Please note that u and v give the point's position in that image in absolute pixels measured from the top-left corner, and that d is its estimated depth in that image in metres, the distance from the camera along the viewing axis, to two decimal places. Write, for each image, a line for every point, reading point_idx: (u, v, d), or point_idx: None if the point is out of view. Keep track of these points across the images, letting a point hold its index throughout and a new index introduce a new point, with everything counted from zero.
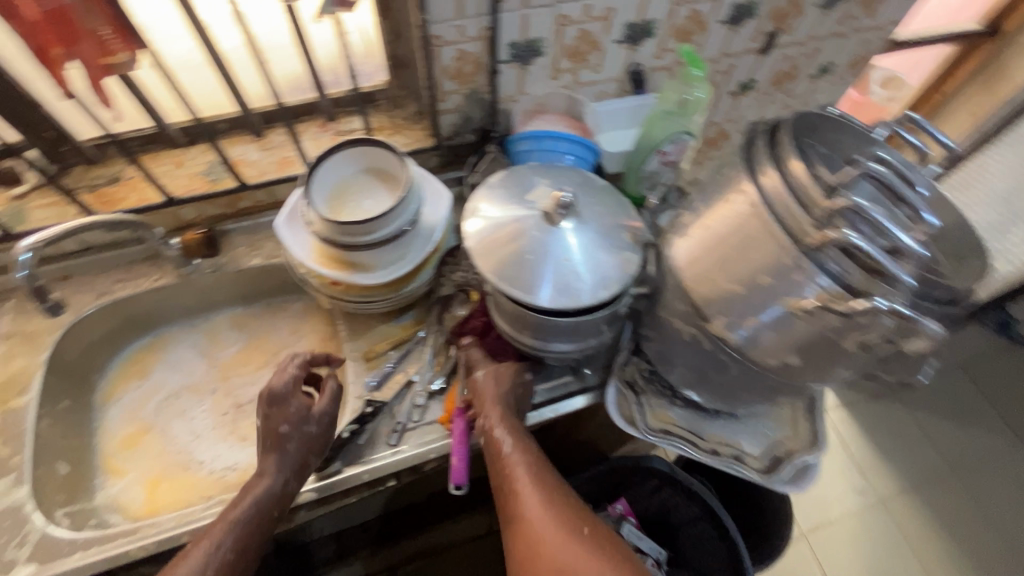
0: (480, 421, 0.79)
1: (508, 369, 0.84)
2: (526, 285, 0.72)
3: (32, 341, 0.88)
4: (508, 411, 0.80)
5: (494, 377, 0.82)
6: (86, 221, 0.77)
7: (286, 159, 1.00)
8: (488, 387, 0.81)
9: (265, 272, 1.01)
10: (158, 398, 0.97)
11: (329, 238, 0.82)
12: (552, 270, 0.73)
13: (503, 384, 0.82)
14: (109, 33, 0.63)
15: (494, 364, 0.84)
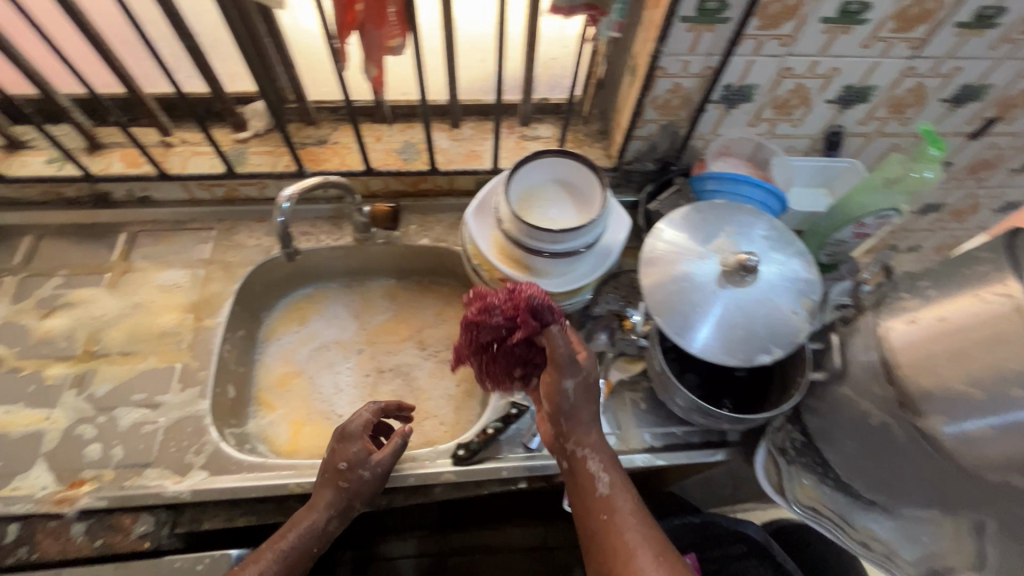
0: (570, 447, 0.73)
1: (592, 374, 0.73)
2: (688, 332, 0.77)
3: (229, 271, 0.97)
4: (597, 437, 0.74)
5: (584, 390, 0.72)
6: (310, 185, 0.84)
7: (473, 152, 1.04)
8: (583, 411, 0.73)
9: (429, 252, 1.06)
10: (311, 346, 1.03)
11: (516, 237, 0.84)
12: (717, 326, 0.77)
13: (592, 401, 0.74)
14: (392, 20, 0.68)
15: (575, 361, 0.71)
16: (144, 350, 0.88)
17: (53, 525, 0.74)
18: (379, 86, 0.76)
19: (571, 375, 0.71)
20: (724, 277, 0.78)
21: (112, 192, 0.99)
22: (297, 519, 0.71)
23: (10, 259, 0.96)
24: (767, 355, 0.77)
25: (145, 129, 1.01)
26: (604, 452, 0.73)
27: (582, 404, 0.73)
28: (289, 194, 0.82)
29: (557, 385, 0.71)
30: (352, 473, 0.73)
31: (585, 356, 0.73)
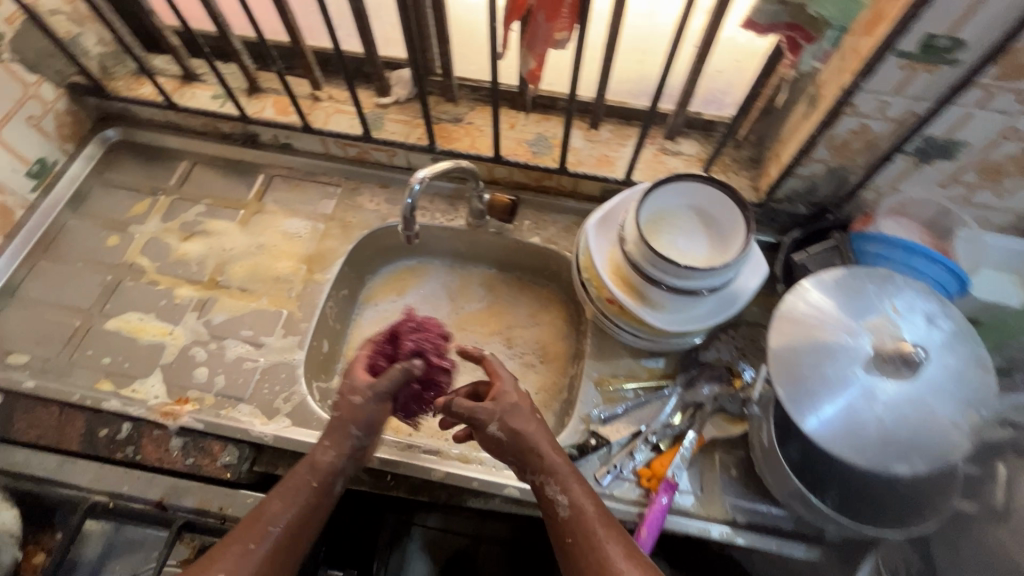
0: (532, 477, 0.70)
1: (511, 403, 0.72)
2: (813, 414, 0.67)
3: (346, 230, 1.00)
4: (538, 451, 0.70)
5: (511, 422, 0.71)
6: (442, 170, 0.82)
7: (605, 158, 0.98)
8: (528, 440, 0.70)
9: (536, 251, 1.02)
10: (404, 319, 1.04)
11: (634, 262, 0.78)
12: (850, 416, 0.66)
13: (528, 423, 0.72)
14: (565, 13, 0.63)
15: (487, 404, 0.71)
16: (259, 290, 0.94)
17: (156, 433, 0.80)
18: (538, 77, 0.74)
19: (490, 419, 0.70)
20: (873, 362, 0.67)
21: (260, 135, 1.05)
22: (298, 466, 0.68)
23: (167, 181, 1.05)
24: (904, 465, 0.65)
25: (299, 80, 1.05)
26: (563, 468, 0.70)
27: (522, 433, 0.71)
28: (422, 176, 0.81)
29: (485, 433, 0.71)
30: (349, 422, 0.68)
31: (498, 392, 0.72)
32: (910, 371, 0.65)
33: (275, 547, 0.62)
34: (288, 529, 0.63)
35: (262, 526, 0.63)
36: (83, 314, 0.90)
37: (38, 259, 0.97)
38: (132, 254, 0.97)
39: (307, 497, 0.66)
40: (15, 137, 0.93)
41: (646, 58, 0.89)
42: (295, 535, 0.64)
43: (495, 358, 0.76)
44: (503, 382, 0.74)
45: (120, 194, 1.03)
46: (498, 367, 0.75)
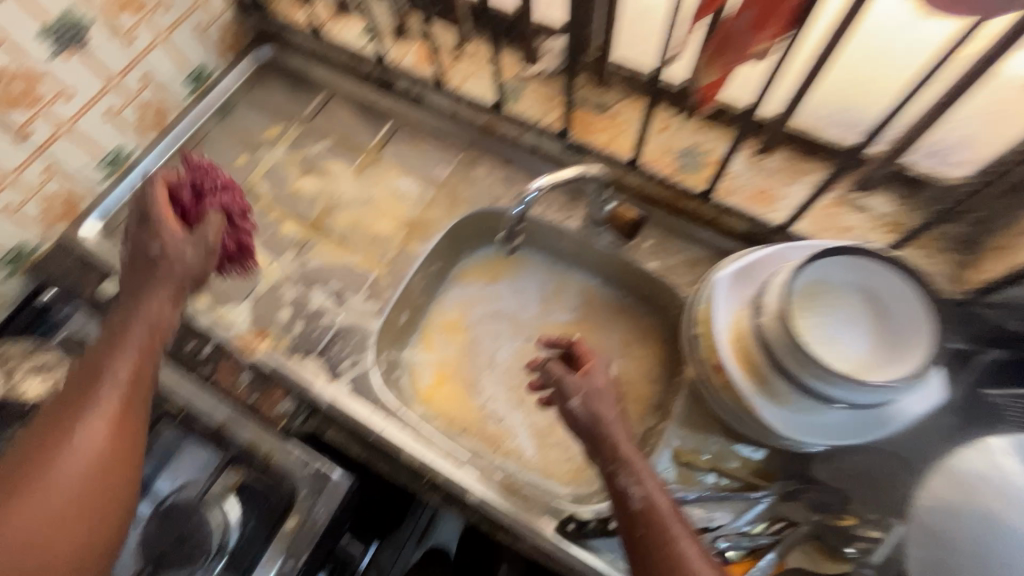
0: (606, 465, 0.67)
1: (599, 387, 0.72)
2: None
3: (454, 203, 0.95)
4: (616, 432, 0.68)
5: (593, 403, 0.70)
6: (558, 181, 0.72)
7: (764, 193, 0.81)
8: (606, 424, 0.68)
9: (649, 278, 0.89)
10: (488, 308, 0.98)
11: (766, 338, 0.64)
12: None
13: (610, 411, 0.70)
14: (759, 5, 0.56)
15: (577, 378, 0.72)
16: (357, 245, 0.92)
17: (231, 361, 0.84)
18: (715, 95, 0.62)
19: (575, 393, 0.71)
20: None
21: (396, 81, 1.00)
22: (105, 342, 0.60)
23: (303, 110, 1.06)
24: None
25: (447, 30, 0.98)
26: (638, 461, 0.65)
27: (602, 418, 0.69)
28: (539, 185, 0.72)
29: (566, 407, 0.71)
30: (167, 257, 0.64)
31: (590, 368, 0.73)
32: None
33: (116, 416, 0.56)
34: (104, 434, 0.55)
35: (96, 399, 0.56)
36: None
37: (178, 162, 1.02)
38: (256, 177, 1.00)
39: (146, 356, 0.60)
40: (182, 42, 0.97)
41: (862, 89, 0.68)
42: (132, 399, 0.57)
43: (586, 344, 0.78)
44: (596, 362, 0.74)
45: (260, 114, 1.06)
46: (590, 349, 0.76)
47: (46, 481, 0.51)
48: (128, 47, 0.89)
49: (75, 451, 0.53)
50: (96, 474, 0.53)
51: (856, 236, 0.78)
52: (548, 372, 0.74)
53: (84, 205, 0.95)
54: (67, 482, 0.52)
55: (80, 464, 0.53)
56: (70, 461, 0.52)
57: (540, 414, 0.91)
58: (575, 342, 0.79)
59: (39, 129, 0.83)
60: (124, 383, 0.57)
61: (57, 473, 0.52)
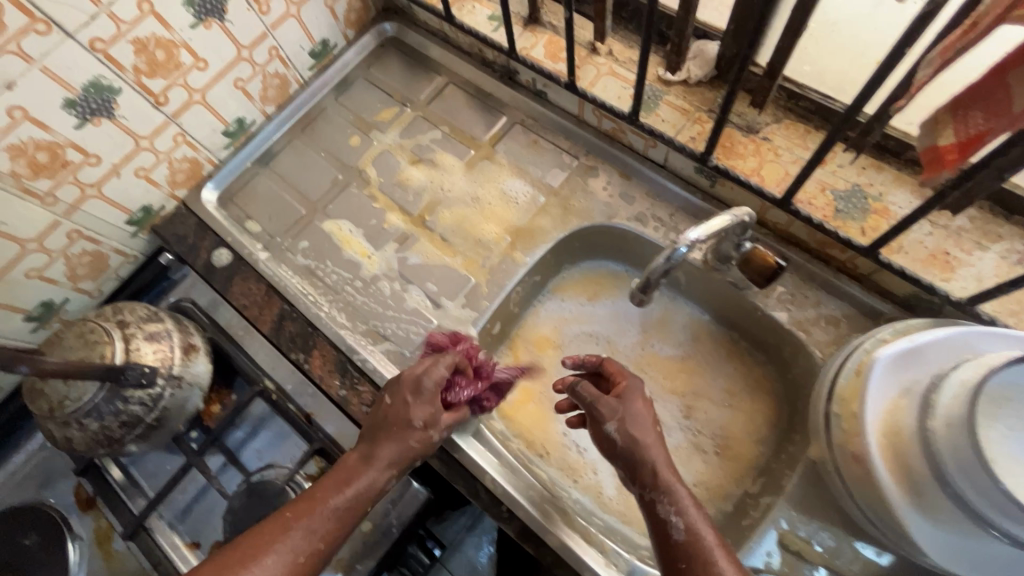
0: (643, 493, 0.63)
1: (636, 409, 0.67)
2: None
3: (566, 214, 0.88)
4: (652, 459, 0.64)
5: (630, 427, 0.66)
6: (715, 230, 0.62)
7: (942, 256, 0.68)
8: (645, 449, 0.64)
9: (775, 328, 0.79)
10: (584, 329, 0.92)
11: (931, 444, 0.54)
12: None
13: (648, 435, 0.65)
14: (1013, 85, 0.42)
15: (611, 400, 0.68)
16: (460, 246, 0.89)
17: (326, 350, 0.84)
18: (949, 165, 0.48)
19: (609, 416, 0.67)
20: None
21: (520, 73, 0.94)
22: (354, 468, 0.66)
23: (419, 93, 1.02)
24: None
25: (583, 23, 0.89)
26: (682, 491, 0.61)
27: (640, 442, 0.65)
28: (693, 236, 0.61)
29: (602, 431, 0.67)
30: (405, 432, 0.67)
31: (624, 391, 0.68)
32: None
33: (316, 543, 0.61)
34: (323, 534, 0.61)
35: (314, 505, 0.62)
36: (311, 206, 0.96)
37: (294, 136, 1.03)
38: (367, 161, 0.98)
39: (355, 507, 0.64)
40: (311, 15, 0.95)
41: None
42: (336, 534, 0.62)
43: (617, 362, 0.73)
44: (631, 381, 0.70)
45: (375, 94, 1.04)
46: (620, 367, 0.71)
47: (255, 560, 0.58)
48: (262, 18, 0.88)
49: (292, 543, 0.60)
50: (292, 574, 0.59)
51: None
52: (579, 393, 0.70)
53: (205, 171, 0.98)
54: (270, 557, 0.58)
55: (278, 554, 0.59)
56: (280, 556, 0.59)
57: None
58: (604, 360, 0.74)
59: (174, 97, 0.84)
60: (359, 481, 0.64)
61: (270, 552, 0.59)
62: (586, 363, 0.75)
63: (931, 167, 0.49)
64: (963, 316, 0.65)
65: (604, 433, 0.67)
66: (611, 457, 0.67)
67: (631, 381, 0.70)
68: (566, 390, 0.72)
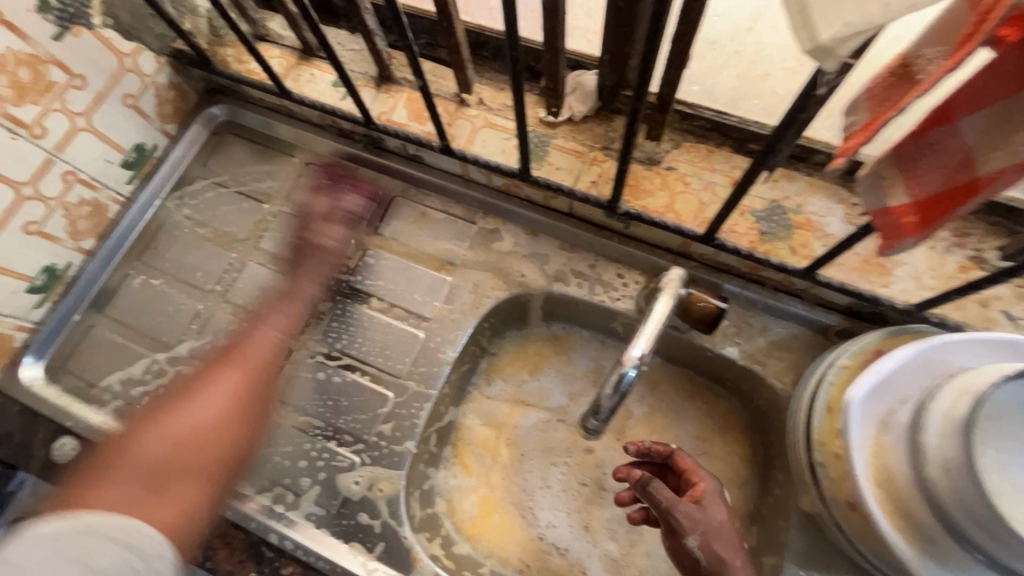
0: None
1: (718, 520, 0.61)
2: None
3: (480, 292, 0.77)
4: None
5: (714, 544, 0.59)
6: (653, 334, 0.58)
7: (875, 260, 0.64)
8: (732, 572, 0.57)
9: (730, 366, 0.72)
10: (532, 410, 0.82)
11: (932, 492, 0.49)
12: None
13: (734, 553, 0.59)
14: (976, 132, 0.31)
15: (691, 509, 0.61)
16: (366, 357, 0.75)
17: (231, 535, 0.67)
18: (910, 232, 0.36)
19: (691, 529, 0.60)
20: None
21: (385, 140, 0.81)
22: (247, 358, 0.72)
23: (273, 183, 0.86)
24: None
25: (443, 73, 0.78)
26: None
27: (727, 562, 0.58)
28: (637, 354, 0.57)
29: (680, 544, 0.60)
30: (245, 344, 0.73)
31: (704, 497, 0.62)
32: None
33: (236, 395, 0.69)
34: (188, 433, 0.66)
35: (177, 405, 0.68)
36: (170, 352, 0.77)
37: (130, 266, 0.83)
38: (229, 278, 0.80)
39: (277, 362, 0.74)
40: (108, 121, 0.76)
41: None
42: (254, 388, 0.71)
43: (688, 458, 0.67)
44: (708, 485, 0.64)
45: (220, 194, 0.86)
46: (695, 466, 0.66)
47: (172, 489, 0.61)
48: (37, 142, 0.69)
49: (185, 490, 0.61)
50: (214, 427, 0.67)
51: (1002, 308, 0.61)
52: (653, 495, 0.61)
53: (18, 343, 0.76)
54: (200, 455, 0.65)
55: (185, 484, 0.62)
56: (146, 445, 0.63)
57: (612, 538, 0.76)
58: (674, 454, 0.68)
59: None
60: (264, 339, 0.73)
61: (174, 488, 0.61)
62: (653, 452, 0.69)
63: (887, 233, 0.38)
64: (912, 323, 0.61)
65: (684, 547, 0.60)
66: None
67: (712, 489, 0.63)
68: (635, 487, 0.63)
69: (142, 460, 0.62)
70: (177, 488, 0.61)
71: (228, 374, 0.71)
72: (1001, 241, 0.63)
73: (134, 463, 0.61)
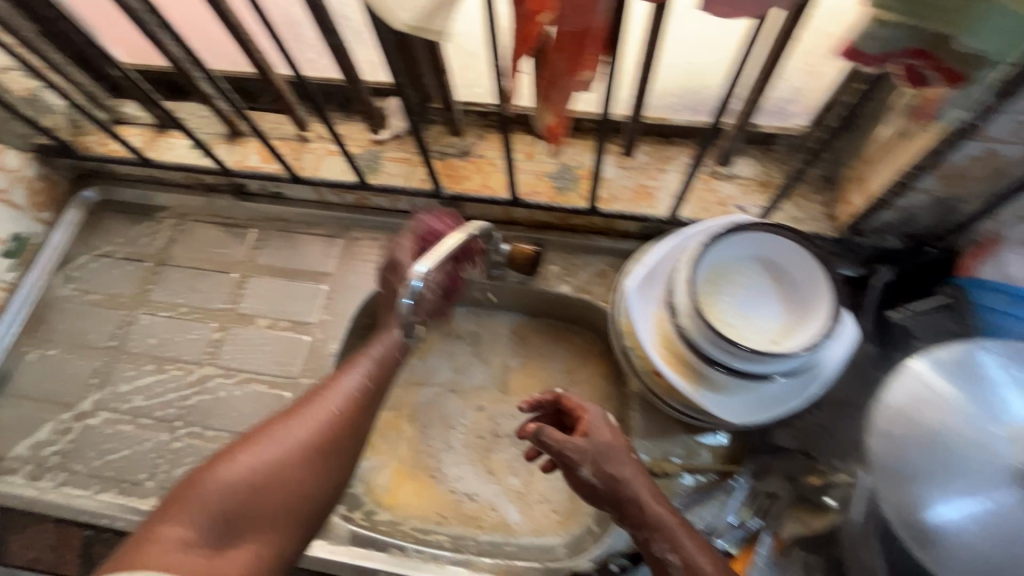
0: (637, 533, 0.62)
1: (605, 443, 0.64)
2: (930, 540, 0.53)
3: (352, 291, 0.88)
4: (639, 493, 0.62)
5: (606, 466, 0.63)
6: (436, 253, 0.67)
7: (643, 189, 0.83)
8: (627, 485, 0.62)
9: (568, 301, 0.88)
10: (426, 385, 0.93)
11: (699, 344, 0.64)
12: (985, 539, 0.52)
13: (625, 468, 0.63)
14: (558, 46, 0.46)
15: (579, 442, 0.64)
16: (260, 369, 0.84)
17: None
18: (554, 132, 0.55)
19: (582, 460, 0.63)
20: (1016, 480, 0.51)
21: (247, 185, 0.94)
22: (341, 408, 0.63)
23: (152, 243, 0.95)
24: None
25: (283, 120, 0.93)
26: (670, 522, 0.61)
27: (620, 480, 0.62)
28: (422, 271, 0.66)
29: (577, 477, 0.64)
30: (326, 394, 0.64)
31: (589, 426, 0.65)
32: None
33: (322, 430, 0.61)
34: (291, 459, 0.59)
35: (268, 437, 0.60)
36: (74, 410, 0.83)
37: (26, 344, 0.89)
38: (123, 333, 0.88)
39: (354, 402, 0.64)
40: None
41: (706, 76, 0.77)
42: (335, 436, 0.62)
43: (574, 395, 0.71)
44: (592, 413, 0.67)
45: (104, 263, 0.94)
46: (578, 402, 0.68)
47: (256, 515, 0.56)
48: None
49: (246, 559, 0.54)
50: (290, 464, 0.59)
51: (736, 203, 0.81)
52: (546, 442, 0.64)
53: None
54: (285, 496, 0.58)
55: (257, 534, 0.56)
56: (215, 478, 0.56)
57: (513, 475, 0.87)
58: (561, 396, 0.71)
59: None
60: (334, 393, 0.64)
61: (242, 543, 0.55)
62: (543, 402, 0.73)
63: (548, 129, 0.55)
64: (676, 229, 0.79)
65: (583, 478, 0.64)
66: (596, 501, 0.64)
67: (598, 415, 0.67)
68: (531, 439, 0.65)
69: (211, 504, 0.55)
70: (244, 544, 0.55)
71: (309, 411, 0.62)
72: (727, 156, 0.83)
73: (227, 467, 0.57)
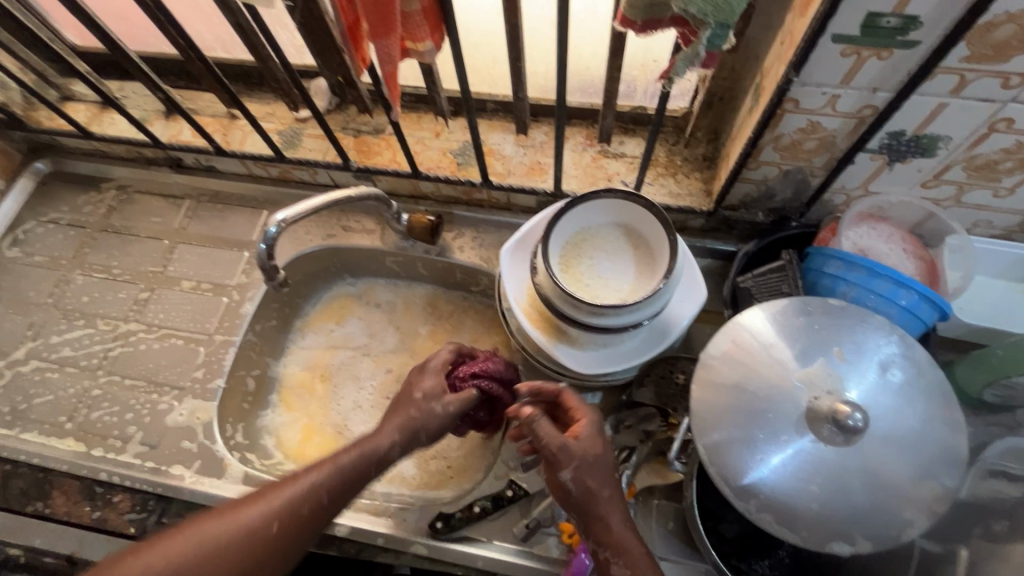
0: (597, 547, 0.60)
1: (596, 454, 0.62)
2: (733, 477, 0.56)
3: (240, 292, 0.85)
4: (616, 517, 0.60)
5: (587, 477, 0.61)
6: (307, 207, 0.72)
7: (537, 165, 0.88)
8: (600, 502, 0.60)
9: (468, 271, 0.92)
10: (343, 351, 0.96)
11: (547, 296, 0.69)
12: (777, 474, 0.55)
13: (605, 484, 0.61)
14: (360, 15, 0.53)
15: (570, 446, 0.61)
16: (180, 326, 0.91)
17: (67, 485, 0.81)
18: (397, 100, 0.62)
19: (568, 463, 0.61)
20: (807, 422, 0.55)
21: (182, 159, 1.01)
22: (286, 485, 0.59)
23: (94, 211, 1.02)
24: (844, 544, 0.54)
25: (215, 100, 1.00)
26: (634, 548, 0.59)
27: (597, 494, 0.61)
28: (283, 217, 0.71)
29: (555, 477, 0.62)
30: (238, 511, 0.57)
31: (583, 432, 0.62)
32: (844, 435, 0.54)
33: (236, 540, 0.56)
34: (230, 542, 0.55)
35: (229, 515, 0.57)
36: (7, 360, 0.90)
37: None
38: (59, 291, 0.95)
39: (320, 484, 0.60)
40: None
41: (589, 59, 0.82)
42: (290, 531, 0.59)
43: (574, 393, 0.67)
44: (588, 420, 0.64)
45: (49, 229, 1.01)
46: (577, 403, 0.65)
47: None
48: None
49: None
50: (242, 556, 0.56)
51: (621, 179, 0.85)
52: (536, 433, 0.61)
53: None
54: None
55: None
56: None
57: None
58: (562, 391, 0.67)
59: None
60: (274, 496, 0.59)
61: None
62: (542, 390, 0.67)
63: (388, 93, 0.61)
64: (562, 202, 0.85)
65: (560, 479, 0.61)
66: (560, 502, 0.62)
67: (596, 425, 0.64)
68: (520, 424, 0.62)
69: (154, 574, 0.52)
70: None
71: (231, 513, 0.57)
72: (617, 134, 0.87)
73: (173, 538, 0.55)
